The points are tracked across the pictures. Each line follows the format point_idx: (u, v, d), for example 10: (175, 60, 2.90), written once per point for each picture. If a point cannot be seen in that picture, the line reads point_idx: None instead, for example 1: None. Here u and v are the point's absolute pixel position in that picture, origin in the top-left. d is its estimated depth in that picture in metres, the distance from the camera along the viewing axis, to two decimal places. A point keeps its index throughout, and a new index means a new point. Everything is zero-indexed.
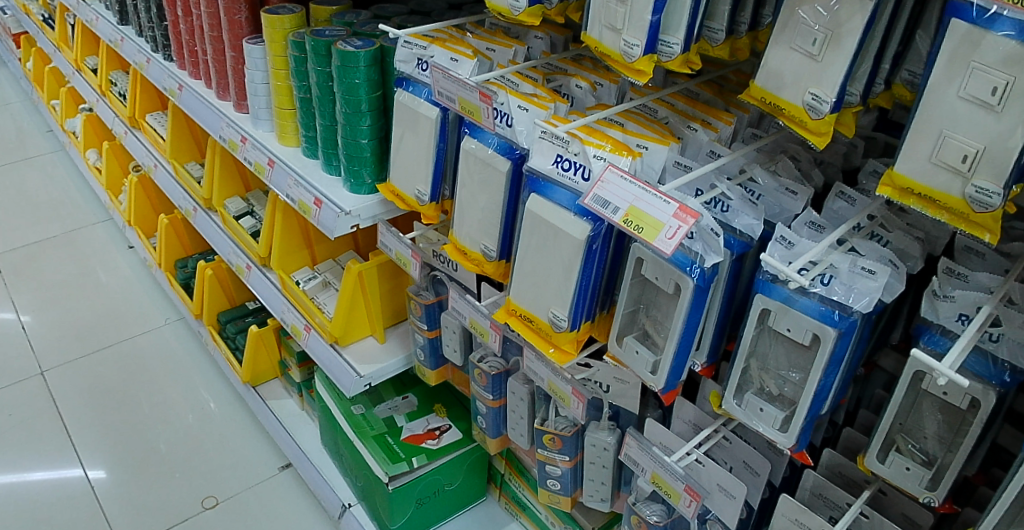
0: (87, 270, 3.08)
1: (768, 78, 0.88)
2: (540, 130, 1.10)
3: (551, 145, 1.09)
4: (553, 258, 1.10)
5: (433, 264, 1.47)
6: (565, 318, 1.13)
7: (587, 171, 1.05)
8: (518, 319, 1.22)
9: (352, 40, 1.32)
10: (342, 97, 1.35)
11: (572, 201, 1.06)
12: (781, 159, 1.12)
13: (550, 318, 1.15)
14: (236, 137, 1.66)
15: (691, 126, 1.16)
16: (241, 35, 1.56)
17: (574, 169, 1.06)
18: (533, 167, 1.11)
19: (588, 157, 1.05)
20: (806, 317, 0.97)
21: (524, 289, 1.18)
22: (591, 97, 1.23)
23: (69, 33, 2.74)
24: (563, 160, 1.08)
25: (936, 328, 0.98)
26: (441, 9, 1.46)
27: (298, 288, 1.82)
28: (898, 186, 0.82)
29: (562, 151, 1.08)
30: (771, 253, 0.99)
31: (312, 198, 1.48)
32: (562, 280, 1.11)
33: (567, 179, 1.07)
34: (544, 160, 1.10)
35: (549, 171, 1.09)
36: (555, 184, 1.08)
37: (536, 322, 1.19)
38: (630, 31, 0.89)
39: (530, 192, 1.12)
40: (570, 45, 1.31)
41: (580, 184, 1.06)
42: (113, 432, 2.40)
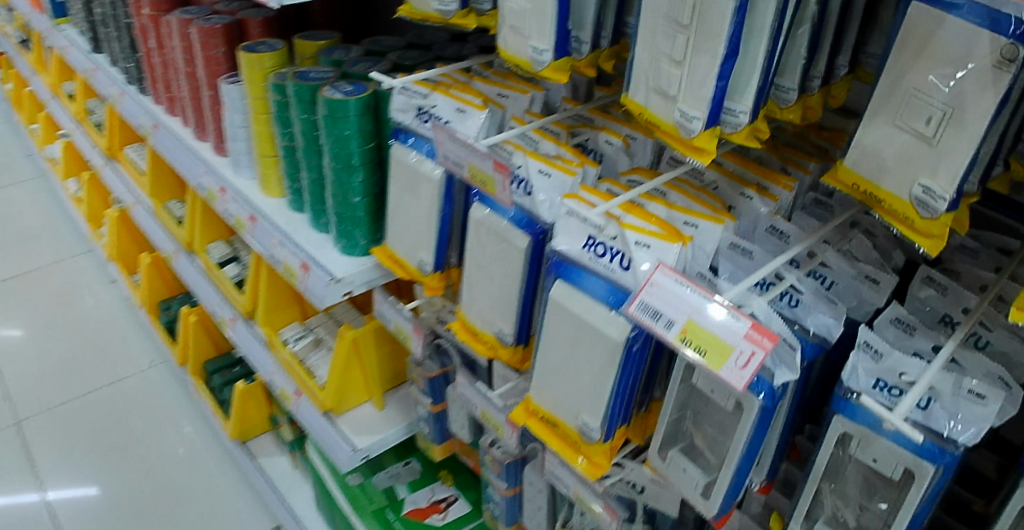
0: (68, 306, 2.89)
1: (861, 158, 0.69)
2: (565, 207, 0.92)
3: (582, 225, 0.90)
4: (582, 356, 0.93)
5: (438, 333, 1.28)
6: (598, 428, 0.96)
7: (626, 259, 0.86)
8: (538, 422, 1.05)
9: (342, 85, 1.13)
10: (330, 150, 1.16)
11: (607, 293, 0.87)
12: (856, 234, 0.94)
13: (580, 427, 0.98)
14: (214, 185, 1.48)
15: (745, 193, 0.97)
16: (219, 72, 1.37)
17: (609, 254, 0.88)
18: (559, 249, 0.91)
19: (626, 242, 0.86)
20: (897, 449, 0.79)
21: (548, 388, 1.00)
22: (623, 156, 1.02)
23: (46, 57, 2.57)
24: (596, 243, 0.89)
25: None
26: (443, 42, 1.27)
27: (286, 349, 1.63)
28: None
29: (594, 232, 0.89)
30: (855, 366, 0.82)
31: (298, 261, 1.30)
32: (594, 383, 0.93)
33: (603, 265, 0.88)
34: (574, 242, 0.91)
35: (579, 254, 0.90)
36: (587, 272, 0.89)
37: (563, 426, 1.02)
38: (686, 98, 0.70)
39: (554, 278, 0.93)
40: (594, 90, 1.13)
41: (616, 273, 0.87)
42: (91, 484, 2.21)
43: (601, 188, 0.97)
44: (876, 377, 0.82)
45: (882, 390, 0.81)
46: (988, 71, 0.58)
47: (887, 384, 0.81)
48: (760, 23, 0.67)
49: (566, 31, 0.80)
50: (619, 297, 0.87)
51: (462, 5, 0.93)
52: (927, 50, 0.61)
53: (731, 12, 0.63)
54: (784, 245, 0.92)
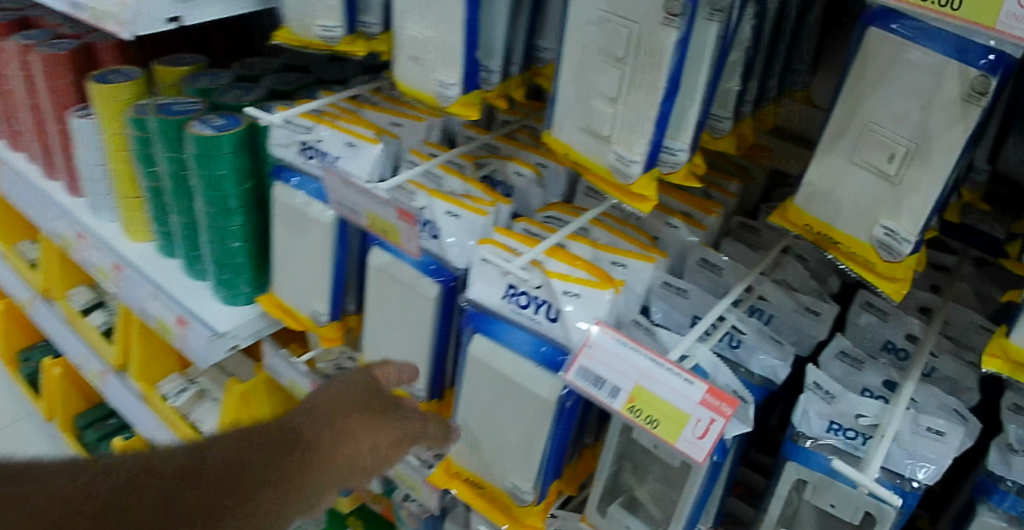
0: None
1: (813, 199, 0.64)
2: (480, 254, 0.80)
3: (500, 272, 0.79)
4: (509, 415, 0.81)
5: None
6: (531, 490, 0.84)
7: (552, 309, 0.76)
8: (463, 484, 0.93)
9: (211, 118, 0.97)
10: (202, 193, 0.99)
11: (530, 347, 0.78)
12: (789, 262, 0.88)
13: (510, 490, 0.86)
14: (72, 231, 1.30)
15: (669, 222, 0.89)
16: (68, 104, 1.18)
17: (530, 305, 0.78)
18: (477, 301, 0.81)
19: (553, 292, 0.76)
20: (857, 494, 0.74)
21: (470, 448, 0.88)
22: (537, 189, 0.91)
23: None
24: (518, 293, 0.78)
25: (1001, 483, 0.75)
26: (325, 61, 1.14)
27: (167, 407, 1.44)
28: (1014, 361, 0.59)
29: (514, 281, 0.78)
30: (806, 408, 0.77)
31: (174, 315, 1.13)
32: (524, 443, 0.82)
33: (527, 316, 0.78)
34: (491, 292, 0.80)
35: (499, 305, 0.80)
36: (508, 324, 0.79)
37: (491, 489, 0.90)
38: (622, 139, 0.62)
39: (470, 332, 0.82)
40: (495, 111, 1.03)
41: (541, 325, 0.77)
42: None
43: (517, 230, 0.85)
44: (830, 420, 0.76)
45: (837, 433, 0.76)
46: (958, 103, 0.53)
47: (842, 427, 0.76)
48: (700, 54, 0.59)
49: (476, 62, 0.70)
50: (546, 354, 0.77)
51: (350, 29, 0.81)
52: (886, 80, 0.55)
53: (674, 42, 0.56)
54: (719, 279, 0.84)
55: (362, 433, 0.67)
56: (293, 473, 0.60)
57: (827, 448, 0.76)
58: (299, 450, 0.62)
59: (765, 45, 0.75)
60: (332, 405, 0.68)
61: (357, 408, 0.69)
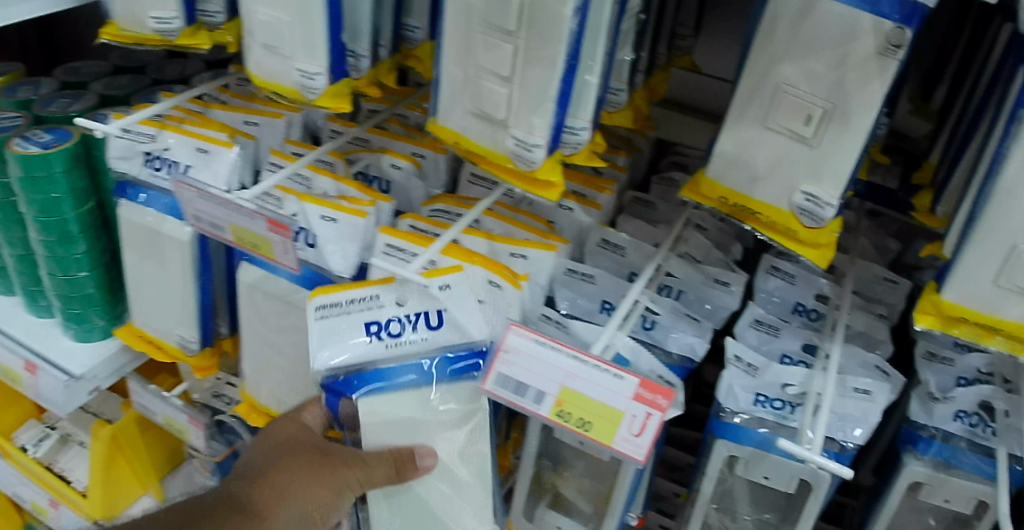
0: None
1: (728, 168, 0.62)
2: (314, 309, 0.64)
3: (354, 307, 0.64)
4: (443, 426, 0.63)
5: (216, 408, 0.98)
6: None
7: (431, 317, 0.65)
8: None
9: (36, 134, 0.83)
10: (32, 220, 0.84)
11: (432, 370, 0.63)
12: (691, 233, 0.82)
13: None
14: None
15: (562, 204, 0.81)
16: None
17: (409, 328, 0.64)
18: (332, 366, 0.62)
19: (435, 297, 0.65)
20: (790, 463, 0.70)
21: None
22: (417, 181, 0.81)
23: None
24: (381, 327, 0.64)
25: (924, 431, 0.72)
26: (160, 59, 1.01)
27: (24, 459, 1.16)
28: (946, 315, 0.59)
29: (372, 315, 0.64)
30: (731, 383, 0.72)
31: (20, 362, 0.96)
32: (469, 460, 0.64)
33: (406, 343, 0.64)
34: (351, 347, 0.63)
35: (361, 354, 0.63)
36: (390, 366, 0.63)
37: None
38: (519, 121, 0.55)
39: (343, 405, 0.63)
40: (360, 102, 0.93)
41: (426, 343, 0.64)
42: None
43: (402, 228, 0.75)
44: (756, 392, 0.73)
45: (764, 405, 0.72)
46: (873, 59, 0.54)
47: (769, 398, 0.72)
48: (597, 23, 0.54)
49: (343, 47, 0.61)
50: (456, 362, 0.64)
51: (189, 20, 0.70)
52: (800, 39, 0.56)
53: (571, 11, 0.50)
54: (622, 259, 0.78)
55: (309, 486, 0.64)
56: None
57: (754, 421, 0.71)
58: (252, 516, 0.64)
59: (652, 12, 0.70)
60: (288, 456, 0.67)
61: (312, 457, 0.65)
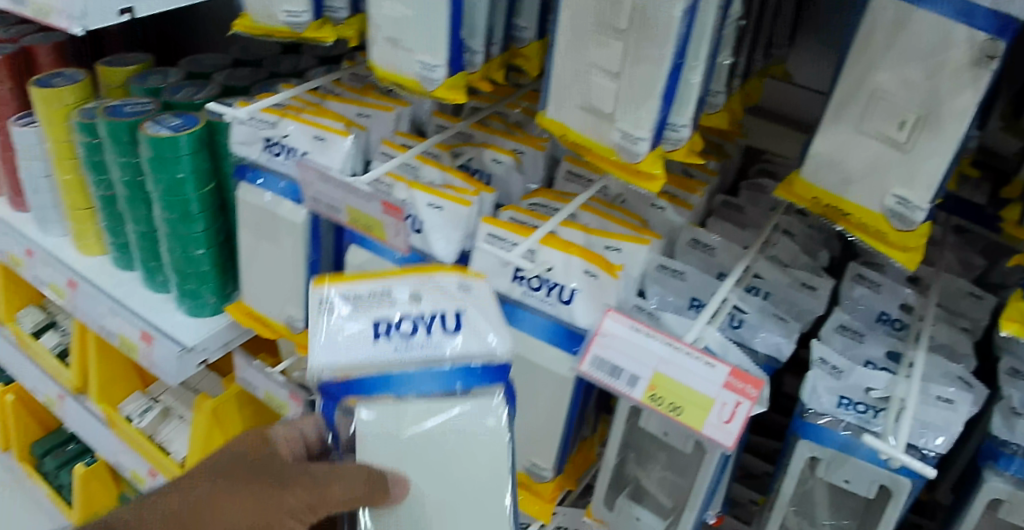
0: None
1: (822, 170, 0.65)
2: (319, 297, 0.55)
3: (362, 305, 0.55)
4: (448, 461, 0.53)
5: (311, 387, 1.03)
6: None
7: (449, 320, 0.54)
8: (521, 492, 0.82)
9: (167, 119, 0.91)
10: (160, 199, 0.92)
11: (447, 378, 0.52)
12: (780, 238, 0.84)
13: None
14: (20, 249, 1.27)
15: (655, 204, 0.84)
16: (5, 113, 1.18)
17: (422, 327, 0.54)
18: (329, 364, 0.52)
19: (456, 300, 0.56)
20: (872, 467, 0.71)
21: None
22: (517, 175, 0.85)
23: None
24: (391, 325, 0.54)
25: (1006, 447, 0.71)
26: (275, 54, 1.08)
27: (130, 428, 1.26)
28: None
29: (382, 313, 0.54)
30: (817, 383, 0.73)
31: (137, 331, 1.05)
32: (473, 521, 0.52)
33: (417, 347, 0.53)
34: (351, 344, 0.53)
35: (366, 351, 0.52)
36: (401, 371, 0.52)
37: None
38: (625, 116, 0.59)
39: (340, 411, 0.53)
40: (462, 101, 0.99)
41: (440, 349, 0.53)
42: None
43: (503, 219, 0.79)
44: (839, 394, 0.73)
45: (848, 408, 0.73)
46: (968, 67, 0.55)
47: (852, 401, 0.73)
48: (703, 25, 0.57)
49: (461, 44, 0.65)
50: (477, 373, 0.53)
51: (316, 15, 0.76)
52: (897, 48, 0.58)
53: (680, 13, 0.54)
54: (711, 259, 0.80)
55: (247, 489, 0.54)
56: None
57: (836, 423, 0.72)
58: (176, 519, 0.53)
59: (752, 19, 0.73)
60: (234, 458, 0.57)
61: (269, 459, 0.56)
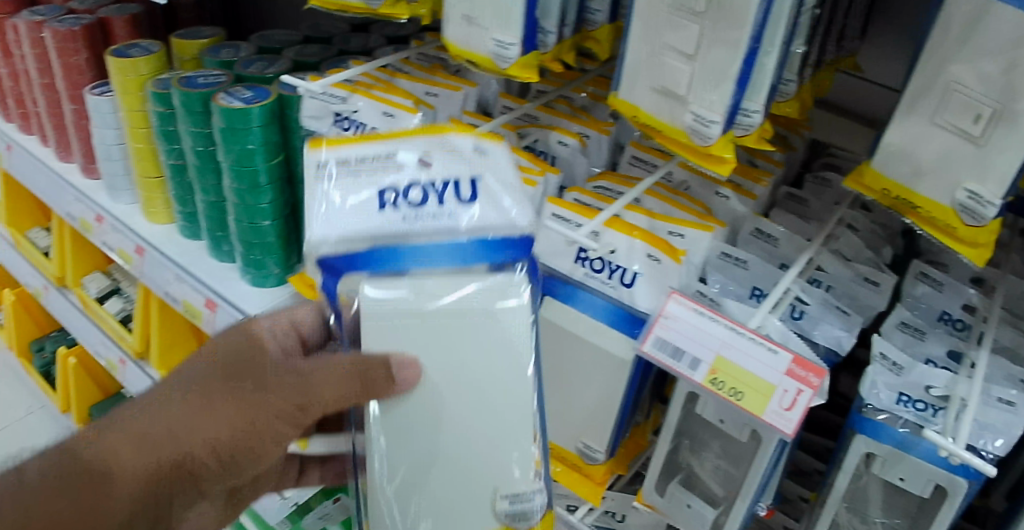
0: None
1: (893, 161, 0.64)
2: (315, 169, 0.58)
3: (368, 174, 0.57)
4: (467, 344, 0.56)
5: None
6: (536, 491, 0.57)
7: (462, 188, 0.57)
8: (572, 474, 0.83)
9: (239, 91, 0.94)
10: (230, 169, 0.95)
11: (464, 253, 0.55)
12: (843, 232, 0.83)
13: (504, 520, 0.57)
14: (90, 215, 1.31)
15: (719, 192, 0.84)
16: (82, 82, 1.23)
17: (429, 196, 0.57)
18: (338, 236, 0.55)
19: (464, 169, 0.58)
20: (929, 465, 0.70)
21: (403, 510, 0.57)
22: (582, 158, 0.87)
23: None
24: (398, 196, 0.56)
25: None
26: (344, 32, 1.11)
27: None
28: None
29: (390, 181, 0.57)
30: (876, 378, 0.73)
31: (201, 298, 1.08)
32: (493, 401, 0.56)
33: (427, 218, 0.56)
34: (358, 212, 0.56)
35: (376, 222, 0.55)
36: (413, 245, 0.55)
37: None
38: (698, 99, 0.60)
39: (343, 286, 0.56)
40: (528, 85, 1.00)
41: (448, 219, 0.56)
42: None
43: (568, 200, 0.81)
44: (898, 391, 0.72)
45: (907, 405, 0.72)
46: None
47: (911, 399, 0.72)
48: (779, 11, 0.57)
49: (536, 22, 0.66)
50: (495, 245, 0.56)
51: None
52: (976, 39, 0.57)
53: None
54: (774, 249, 0.80)
55: (236, 397, 0.59)
56: (160, 466, 0.58)
57: (895, 420, 0.71)
58: (163, 436, 0.58)
59: (826, 8, 0.72)
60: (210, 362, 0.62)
61: (247, 364, 0.61)
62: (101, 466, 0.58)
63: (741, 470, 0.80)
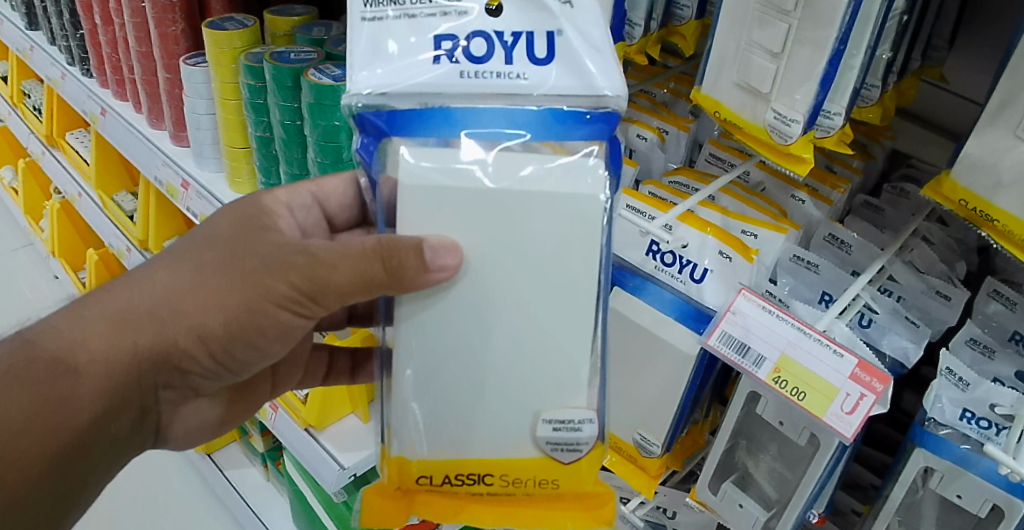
0: (10, 289, 2.59)
1: (974, 172, 0.64)
2: (363, 5, 0.57)
3: (427, 10, 0.57)
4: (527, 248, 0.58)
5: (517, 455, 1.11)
6: (585, 422, 0.60)
7: (538, 46, 0.57)
8: (627, 465, 0.85)
9: (328, 68, 0.98)
10: (315, 142, 0.99)
11: (534, 122, 0.57)
12: (917, 243, 0.82)
13: (545, 447, 0.60)
14: (176, 180, 1.37)
15: (796, 196, 0.85)
16: (177, 52, 1.29)
17: (491, 50, 0.56)
18: (385, 86, 0.56)
19: (532, 19, 0.57)
20: (987, 485, 0.68)
21: (433, 433, 0.61)
22: (658, 153, 0.90)
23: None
24: (456, 47, 0.56)
25: None
26: None
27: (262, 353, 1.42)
28: None
29: (451, 28, 0.56)
30: (938, 392, 0.73)
31: None
32: (539, 320, 0.59)
33: (492, 76, 0.56)
34: (416, 63, 0.56)
35: (431, 74, 0.56)
36: (479, 108, 0.56)
37: (515, 469, 0.61)
38: (781, 97, 0.61)
39: (385, 148, 0.57)
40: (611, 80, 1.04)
41: (513, 79, 0.56)
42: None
43: (643, 192, 0.84)
44: (963, 407, 0.72)
45: (970, 422, 0.71)
46: None
47: (975, 416, 0.71)
48: (868, 12, 0.57)
49: (624, 14, 0.74)
50: (565, 115, 0.57)
51: None
52: None
53: None
54: (846, 256, 0.80)
55: (236, 286, 0.62)
56: (137, 352, 0.65)
57: (958, 436, 0.71)
58: (146, 324, 0.64)
59: (916, 14, 0.71)
60: (203, 243, 0.65)
61: (242, 245, 0.64)
62: (69, 354, 0.63)
63: (798, 475, 0.80)
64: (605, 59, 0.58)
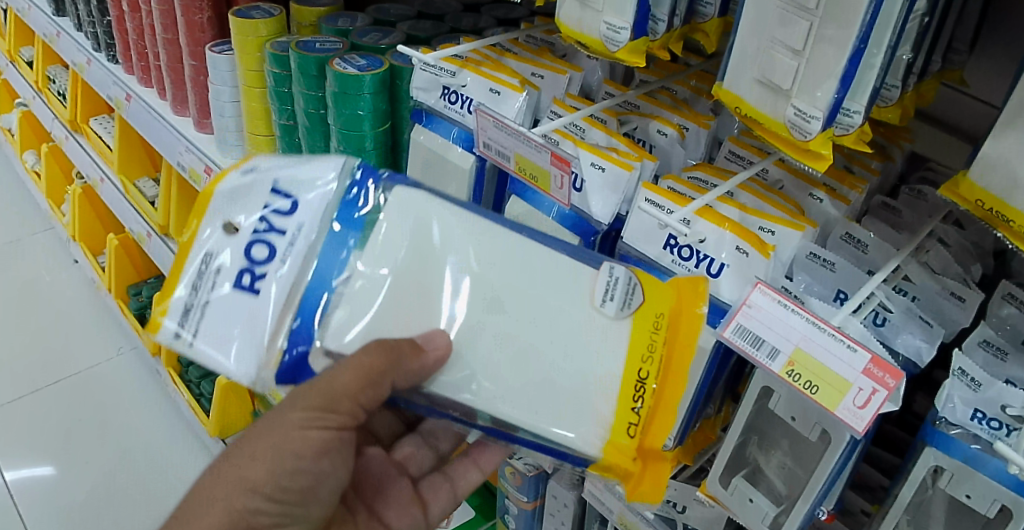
0: (30, 271, 2.63)
1: (993, 174, 0.64)
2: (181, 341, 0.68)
3: (212, 287, 0.69)
4: None
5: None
6: (613, 270, 0.71)
7: (277, 210, 0.70)
8: None
9: (353, 59, 1.03)
10: (339, 133, 1.05)
11: (347, 227, 0.70)
12: (934, 245, 0.83)
13: (629, 312, 0.70)
14: (198, 165, 1.39)
15: (814, 194, 0.85)
16: (203, 39, 1.32)
17: (269, 241, 0.69)
18: (249, 351, 0.67)
19: (250, 205, 0.70)
20: (998, 485, 0.69)
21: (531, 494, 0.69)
22: (678, 148, 0.90)
23: (23, 29, 2.46)
24: (250, 274, 0.68)
25: None
26: (456, 12, 1.23)
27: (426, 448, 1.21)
28: None
29: (237, 271, 0.69)
30: (950, 391, 0.72)
31: (202, 165, 1.38)
32: None
33: (301, 238, 0.69)
34: (251, 310, 0.67)
35: (264, 302, 0.67)
36: (321, 257, 0.69)
37: (639, 346, 0.70)
38: (802, 94, 0.62)
39: (311, 357, 0.68)
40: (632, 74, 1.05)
41: (302, 234, 0.69)
42: (46, 466, 1.98)
43: (663, 187, 0.84)
44: (974, 407, 0.72)
45: (981, 422, 0.71)
46: None
47: (986, 416, 0.71)
48: (890, 11, 0.58)
49: (647, 9, 0.75)
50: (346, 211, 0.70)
51: None
52: None
53: None
54: (862, 255, 0.80)
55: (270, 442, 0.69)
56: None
57: (968, 436, 0.71)
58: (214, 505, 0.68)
59: (937, 17, 0.72)
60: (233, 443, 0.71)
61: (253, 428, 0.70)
62: None
63: (809, 476, 0.80)
64: (297, 164, 0.72)
